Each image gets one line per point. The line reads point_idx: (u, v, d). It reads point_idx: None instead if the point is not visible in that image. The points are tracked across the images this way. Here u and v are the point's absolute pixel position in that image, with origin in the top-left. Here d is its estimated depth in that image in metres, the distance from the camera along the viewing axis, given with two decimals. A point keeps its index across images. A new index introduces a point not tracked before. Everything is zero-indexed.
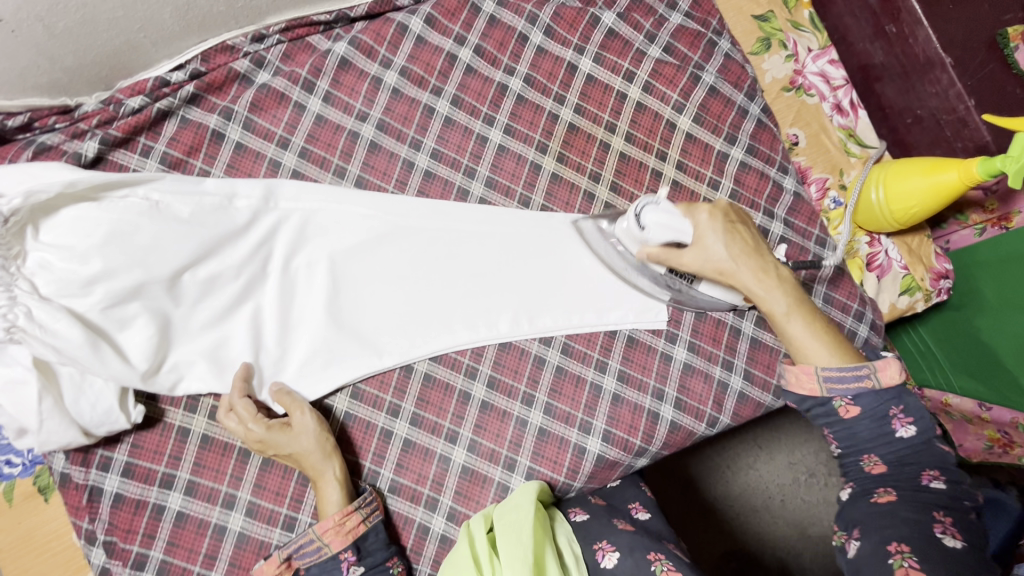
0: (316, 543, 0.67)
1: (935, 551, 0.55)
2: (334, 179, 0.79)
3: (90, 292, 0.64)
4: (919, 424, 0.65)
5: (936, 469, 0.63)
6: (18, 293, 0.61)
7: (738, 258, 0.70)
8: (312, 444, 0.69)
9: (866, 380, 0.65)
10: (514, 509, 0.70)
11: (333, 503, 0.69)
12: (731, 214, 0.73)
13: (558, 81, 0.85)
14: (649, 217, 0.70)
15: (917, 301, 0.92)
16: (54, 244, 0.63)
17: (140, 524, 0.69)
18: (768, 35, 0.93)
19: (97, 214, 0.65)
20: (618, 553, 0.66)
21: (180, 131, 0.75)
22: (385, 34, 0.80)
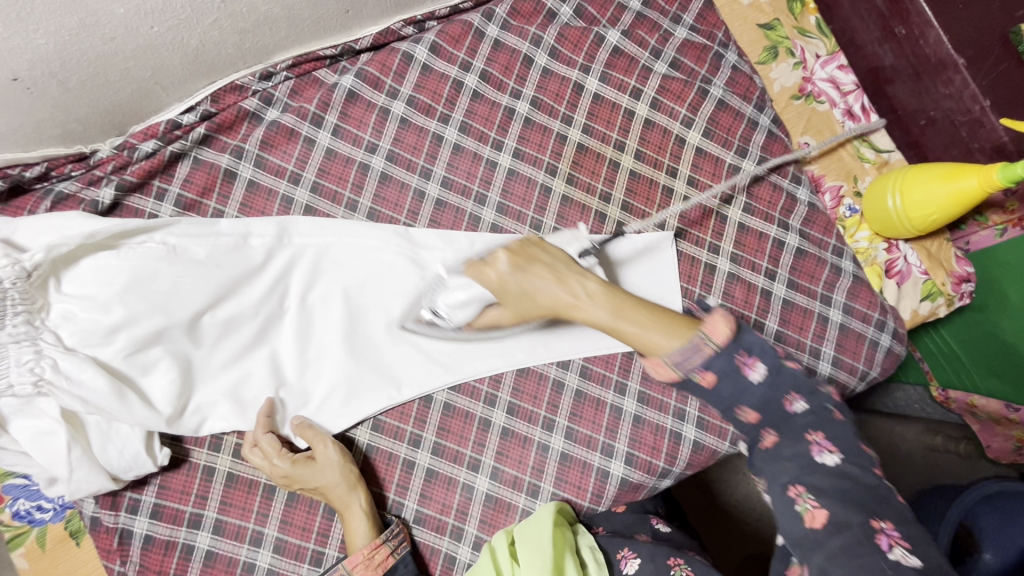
0: None
1: (823, 479, 0.55)
2: (346, 212, 0.79)
3: (113, 340, 0.65)
4: (766, 359, 0.57)
5: (794, 389, 0.57)
6: (43, 345, 0.62)
7: (545, 287, 0.66)
8: (337, 477, 0.69)
9: (705, 347, 0.56)
10: (532, 522, 0.70)
11: (360, 535, 0.69)
12: (521, 252, 0.68)
13: (565, 102, 0.84)
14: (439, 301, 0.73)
15: (939, 306, 0.90)
16: (76, 294, 0.64)
17: (171, 564, 0.70)
18: (775, 44, 0.92)
19: (118, 262, 0.66)
20: (639, 559, 0.70)
21: (193, 171, 0.76)
22: (390, 65, 0.81)
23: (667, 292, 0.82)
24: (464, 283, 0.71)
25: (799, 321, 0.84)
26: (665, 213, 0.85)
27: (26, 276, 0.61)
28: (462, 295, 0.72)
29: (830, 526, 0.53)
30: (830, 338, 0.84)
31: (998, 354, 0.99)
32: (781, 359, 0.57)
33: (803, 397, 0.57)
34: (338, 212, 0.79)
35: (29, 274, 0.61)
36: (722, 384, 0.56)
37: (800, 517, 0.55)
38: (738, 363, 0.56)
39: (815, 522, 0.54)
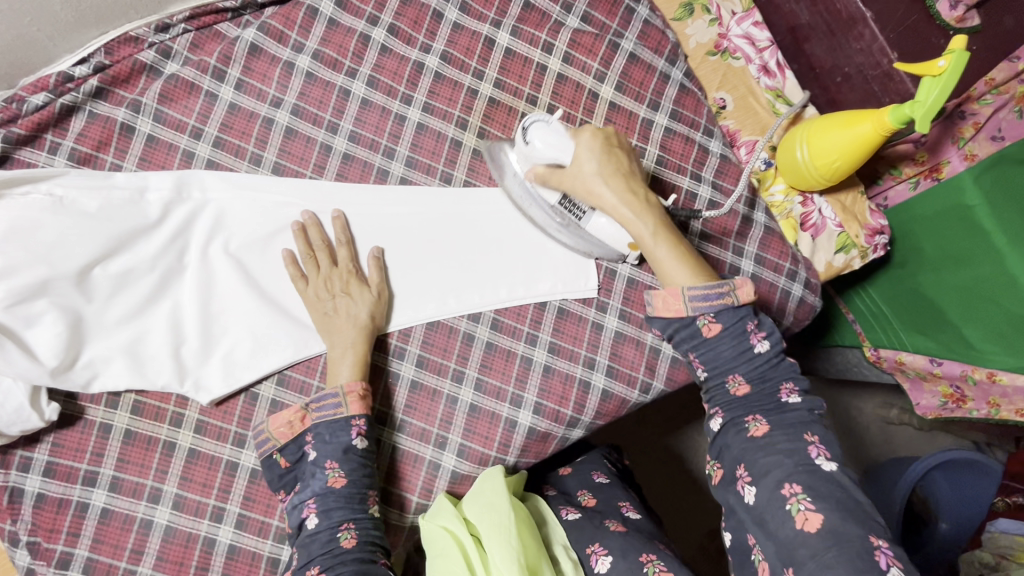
0: (337, 398, 0.68)
1: (822, 483, 0.52)
2: (250, 167, 0.78)
3: None
4: (771, 339, 0.61)
5: (791, 382, 0.60)
6: None
7: (607, 179, 0.67)
8: (366, 305, 0.73)
9: (727, 297, 0.61)
10: (491, 509, 0.67)
11: (349, 370, 0.70)
12: (610, 139, 0.69)
13: (476, 56, 0.84)
14: (535, 134, 0.68)
15: (853, 258, 0.90)
16: None
17: (64, 523, 0.68)
18: (690, 0, 0.92)
19: None
20: (611, 556, 0.65)
21: (87, 125, 0.74)
22: (295, 19, 0.80)
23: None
24: (565, 133, 0.68)
25: (710, 271, 0.84)
26: None
27: None
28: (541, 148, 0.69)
29: (826, 533, 0.49)
30: None
31: (919, 308, 0.99)
32: (784, 349, 0.62)
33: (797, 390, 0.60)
34: (241, 166, 0.77)
35: None
36: (724, 337, 0.61)
37: (793, 517, 0.51)
38: (744, 328, 0.61)
39: (808, 525, 0.50)
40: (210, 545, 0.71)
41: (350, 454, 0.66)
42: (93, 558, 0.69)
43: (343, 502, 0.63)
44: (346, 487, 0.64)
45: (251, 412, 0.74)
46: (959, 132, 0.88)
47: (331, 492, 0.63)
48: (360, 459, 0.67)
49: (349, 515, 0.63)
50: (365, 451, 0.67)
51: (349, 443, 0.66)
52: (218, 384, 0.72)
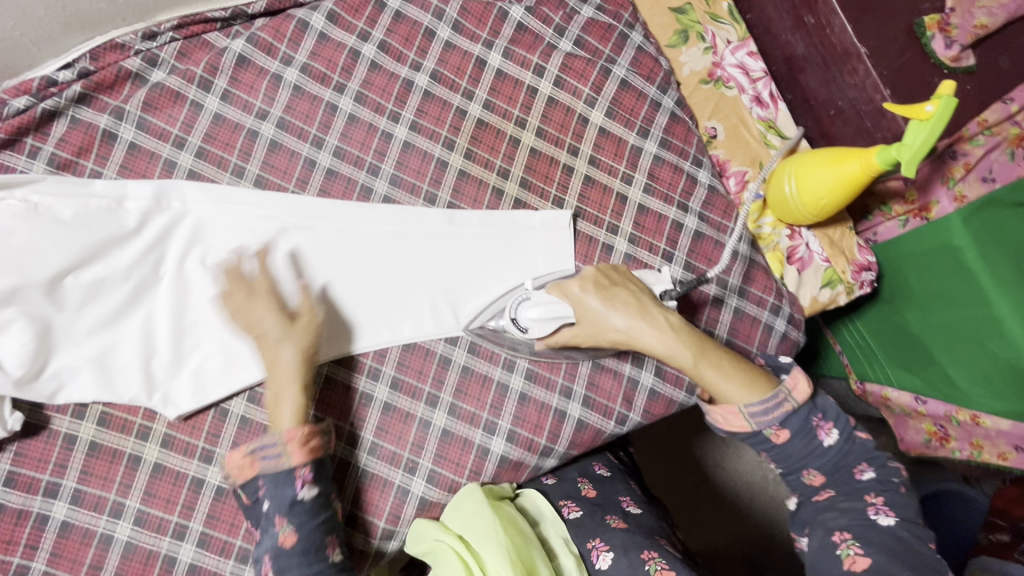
0: (280, 448, 0.64)
1: (874, 533, 0.59)
2: (232, 179, 0.77)
3: None
4: (838, 426, 0.64)
5: (866, 460, 0.64)
6: None
7: (631, 325, 0.69)
8: (293, 344, 0.69)
9: (785, 404, 0.64)
10: (474, 516, 0.68)
11: (291, 415, 0.66)
12: (601, 278, 0.73)
13: (467, 76, 0.83)
14: (524, 317, 0.73)
15: (839, 294, 0.89)
16: None
17: (22, 535, 0.67)
18: (686, 27, 0.92)
19: None
20: (612, 553, 0.67)
21: (69, 131, 0.73)
22: (285, 31, 0.79)
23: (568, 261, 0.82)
24: (557, 297, 0.73)
25: (693, 303, 0.84)
26: (564, 192, 0.84)
27: None
28: (548, 311, 0.72)
29: (871, 574, 0.56)
30: (723, 322, 0.84)
31: (905, 345, 0.98)
32: (853, 428, 0.65)
33: (871, 467, 0.64)
34: (224, 176, 0.77)
35: None
36: (794, 443, 0.63)
37: (841, 560, 0.59)
38: (811, 425, 0.64)
39: (856, 567, 0.57)
40: (170, 562, 0.70)
41: (297, 505, 0.64)
42: (50, 572, 0.67)
43: (298, 556, 0.62)
44: (297, 543, 0.63)
45: (221, 428, 0.73)
46: (950, 172, 0.88)
47: (282, 551, 0.62)
48: (311, 507, 0.64)
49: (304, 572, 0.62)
50: (313, 498, 0.65)
51: (293, 497, 0.63)
52: (186, 399, 0.71)
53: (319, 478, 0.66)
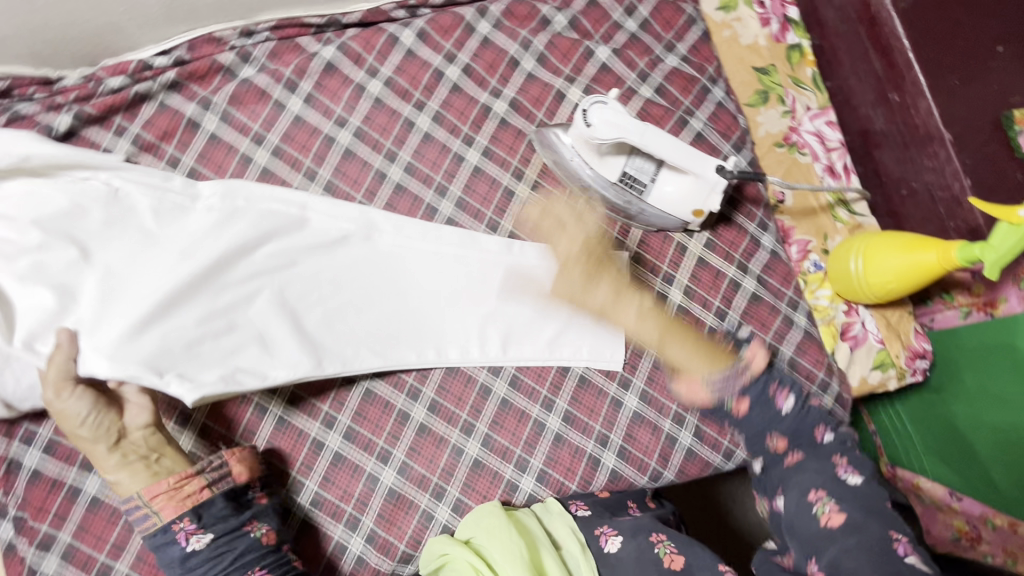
0: (143, 510, 0.63)
1: (847, 491, 0.62)
2: (303, 181, 0.78)
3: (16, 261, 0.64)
4: (794, 392, 0.67)
5: (823, 422, 0.67)
6: None
7: (617, 297, 0.75)
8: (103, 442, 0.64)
9: (739, 371, 0.69)
10: (484, 517, 0.68)
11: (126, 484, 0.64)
12: (592, 250, 0.77)
13: (544, 108, 0.84)
14: (597, 115, 0.71)
15: (889, 378, 0.88)
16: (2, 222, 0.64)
17: (53, 504, 0.68)
18: (766, 88, 0.91)
19: (52, 192, 0.65)
20: (620, 537, 0.66)
21: (156, 115, 0.75)
22: (374, 44, 0.81)
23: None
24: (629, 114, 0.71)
25: None
26: (625, 234, 0.84)
27: None
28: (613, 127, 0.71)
29: (846, 526, 0.60)
30: None
31: (946, 437, 0.95)
32: (807, 397, 0.68)
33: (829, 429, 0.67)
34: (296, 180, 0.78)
35: None
36: (752, 410, 0.67)
37: (817, 517, 0.62)
38: (768, 393, 0.67)
39: (831, 522, 0.61)
40: None
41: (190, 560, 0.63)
42: (75, 546, 0.68)
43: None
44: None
45: (257, 426, 0.73)
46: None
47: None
48: (207, 558, 0.63)
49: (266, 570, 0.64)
50: (207, 548, 0.63)
51: (182, 552, 0.63)
52: (210, 381, 0.68)
53: (209, 524, 0.64)
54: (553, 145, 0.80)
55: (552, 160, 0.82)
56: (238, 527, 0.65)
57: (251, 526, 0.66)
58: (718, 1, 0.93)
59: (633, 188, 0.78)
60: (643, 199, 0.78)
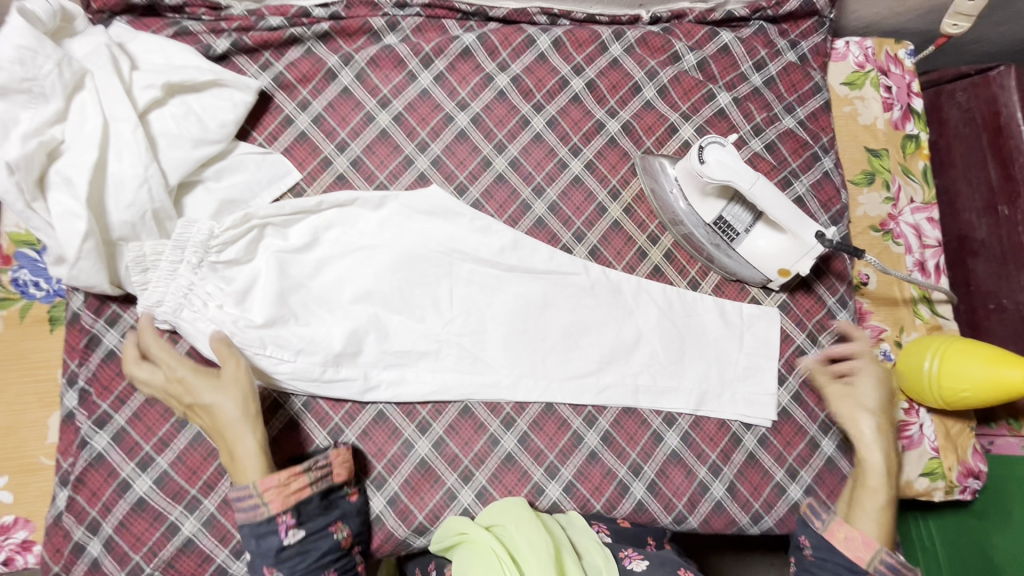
0: (255, 500, 0.61)
1: None
2: (415, 150, 0.82)
3: (192, 152, 0.72)
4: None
5: None
6: (127, 134, 0.67)
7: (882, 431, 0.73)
8: (234, 401, 0.63)
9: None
10: (505, 511, 0.69)
11: (257, 465, 0.62)
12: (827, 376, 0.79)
13: (654, 137, 0.86)
14: (713, 153, 0.73)
15: (936, 489, 0.85)
16: (174, 119, 0.72)
17: (118, 386, 0.71)
18: (874, 171, 0.91)
19: (225, 105, 0.74)
20: (646, 561, 0.67)
21: (301, 59, 0.81)
22: (512, 41, 0.85)
23: (702, 343, 0.82)
24: (743, 161, 0.72)
25: (788, 435, 0.81)
26: (703, 275, 0.85)
27: (155, 86, 0.70)
28: (725, 170, 0.72)
29: None
30: (812, 466, 0.80)
31: (975, 566, 0.90)
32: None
33: None
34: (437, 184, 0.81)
35: (158, 87, 0.70)
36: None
37: None
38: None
39: None
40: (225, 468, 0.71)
41: (283, 555, 0.62)
42: (126, 431, 0.70)
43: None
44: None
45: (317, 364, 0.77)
46: None
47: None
48: (298, 552, 0.63)
49: None
50: (300, 542, 0.63)
51: (279, 543, 0.61)
52: (442, 269, 0.79)
53: (305, 521, 0.64)
54: (656, 174, 0.83)
55: (650, 188, 0.84)
56: (326, 527, 0.65)
57: (335, 527, 0.66)
58: (845, 77, 0.94)
59: (725, 233, 0.79)
60: (731, 247, 0.80)
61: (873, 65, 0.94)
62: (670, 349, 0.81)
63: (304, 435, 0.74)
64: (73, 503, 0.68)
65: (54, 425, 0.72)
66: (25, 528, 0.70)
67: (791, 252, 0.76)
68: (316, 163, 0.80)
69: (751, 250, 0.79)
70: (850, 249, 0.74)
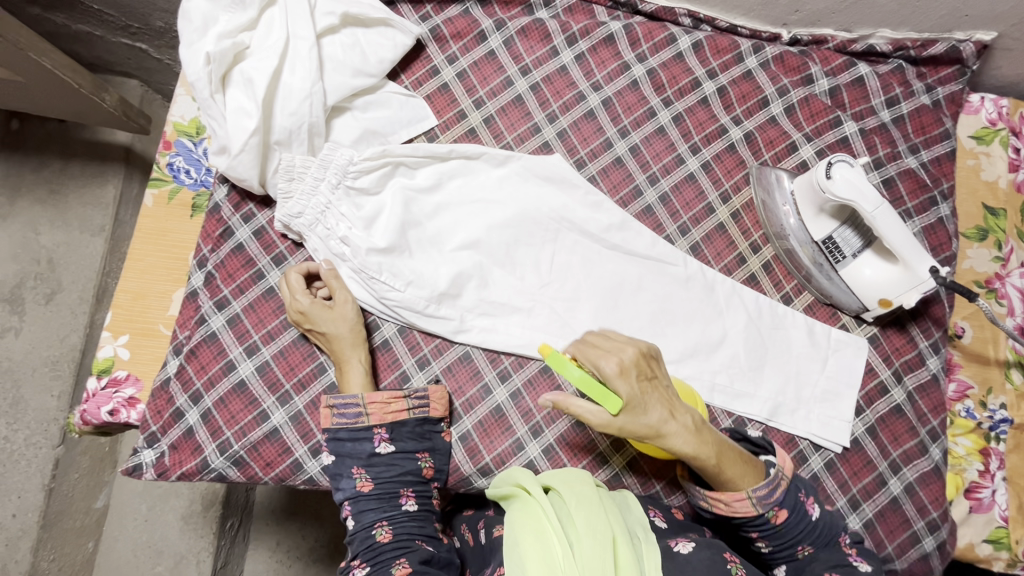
0: (359, 408, 0.68)
1: None
2: (544, 119, 0.86)
3: (354, 80, 0.78)
4: None
5: None
6: (304, 49, 0.74)
7: (666, 416, 0.62)
8: (345, 329, 0.72)
9: None
10: (565, 484, 0.65)
11: (360, 382, 0.71)
12: (645, 366, 0.62)
13: (774, 152, 0.88)
14: (840, 172, 0.74)
15: (999, 559, 0.83)
16: (342, 48, 0.78)
17: (241, 277, 0.77)
18: (988, 228, 0.91)
19: (388, 45, 0.81)
20: (693, 545, 0.61)
21: (458, 17, 0.86)
22: (654, 36, 0.89)
23: (786, 356, 0.82)
24: (869, 184, 0.73)
25: (856, 465, 0.81)
26: (797, 293, 0.85)
27: (335, 15, 0.77)
28: (850, 190, 0.73)
29: None
30: (877, 501, 0.80)
31: None
32: None
33: None
34: (559, 154, 0.85)
35: (337, 16, 0.77)
36: None
37: None
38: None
39: None
40: (319, 372, 0.76)
41: (374, 459, 0.67)
42: (240, 318, 0.76)
43: (376, 500, 0.65)
44: (375, 489, 0.66)
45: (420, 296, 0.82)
46: None
47: (361, 496, 0.65)
48: (386, 462, 0.67)
49: (383, 514, 0.65)
50: (388, 455, 0.68)
51: (371, 450, 0.67)
52: (549, 234, 0.82)
53: (397, 438, 0.69)
54: (770, 185, 0.85)
55: (761, 199, 0.86)
56: (414, 451, 0.70)
57: (422, 455, 0.70)
58: (975, 131, 0.94)
59: (831, 254, 0.80)
60: (834, 269, 0.81)
61: (1005, 124, 0.94)
62: (753, 356, 0.82)
63: (394, 357, 0.78)
64: (182, 372, 0.74)
65: (179, 299, 0.79)
66: (134, 386, 0.76)
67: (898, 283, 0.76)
68: (452, 114, 0.85)
69: (856, 275, 0.79)
70: (964, 289, 0.74)
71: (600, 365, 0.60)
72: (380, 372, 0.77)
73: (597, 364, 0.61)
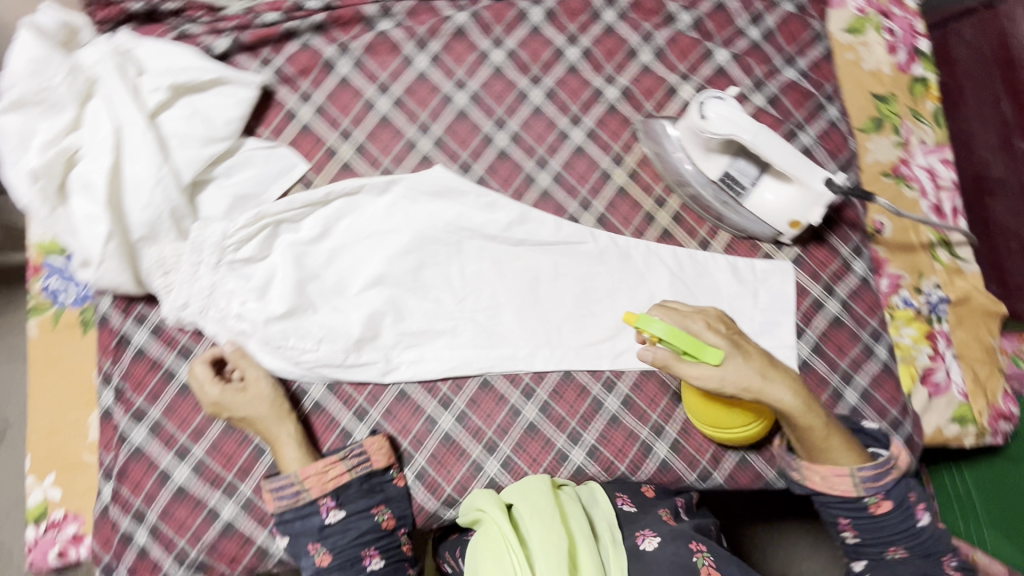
0: (296, 487, 0.66)
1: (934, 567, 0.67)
2: (416, 132, 0.83)
3: (204, 150, 0.74)
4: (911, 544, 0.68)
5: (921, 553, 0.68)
6: (138, 135, 0.69)
7: (766, 375, 0.64)
8: (265, 407, 0.70)
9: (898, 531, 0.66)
10: (525, 494, 0.65)
11: (296, 457, 0.69)
12: (726, 325, 0.67)
13: (654, 100, 0.86)
14: (714, 109, 0.73)
15: (967, 434, 0.84)
16: (180, 119, 0.74)
17: (150, 382, 0.74)
18: (883, 116, 0.90)
19: (230, 102, 0.77)
20: (658, 539, 0.63)
21: (298, 52, 0.82)
22: (504, 16, 0.85)
23: (717, 301, 0.82)
24: (744, 115, 0.72)
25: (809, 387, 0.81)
26: (713, 235, 0.84)
27: (163, 89, 0.72)
28: (727, 125, 0.72)
29: None
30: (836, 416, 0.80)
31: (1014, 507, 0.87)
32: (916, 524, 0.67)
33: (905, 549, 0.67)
34: (441, 164, 0.82)
35: (165, 89, 0.72)
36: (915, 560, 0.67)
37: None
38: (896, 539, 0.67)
39: None
40: (258, 453, 0.73)
41: (327, 530, 0.66)
42: (161, 423, 0.73)
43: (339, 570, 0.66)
44: (334, 559, 0.66)
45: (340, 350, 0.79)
46: None
47: (323, 570, 0.66)
48: (339, 530, 0.67)
49: None
50: (340, 522, 0.67)
51: (321, 523, 0.66)
52: (452, 248, 0.80)
53: (345, 502, 0.68)
54: (658, 136, 0.82)
55: (654, 151, 0.84)
56: (368, 509, 0.69)
57: (377, 510, 0.70)
58: (847, 23, 0.92)
59: (731, 189, 0.78)
60: (739, 204, 0.79)
61: (874, 9, 0.93)
62: None
63: (330, 417, 0.75)
64: (118, 495, 0.71)
65: (95, 421, 0.76)
66: (75, 522, 0.73)
67: (801, 202, 0.76)
68: (321, 153, 0.81)
69: (760, 205, 0.78)
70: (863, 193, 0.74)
71: (690, 325, 0.64)
72: (319, 435, 0.75)
73: (687, 324, 0.64)
